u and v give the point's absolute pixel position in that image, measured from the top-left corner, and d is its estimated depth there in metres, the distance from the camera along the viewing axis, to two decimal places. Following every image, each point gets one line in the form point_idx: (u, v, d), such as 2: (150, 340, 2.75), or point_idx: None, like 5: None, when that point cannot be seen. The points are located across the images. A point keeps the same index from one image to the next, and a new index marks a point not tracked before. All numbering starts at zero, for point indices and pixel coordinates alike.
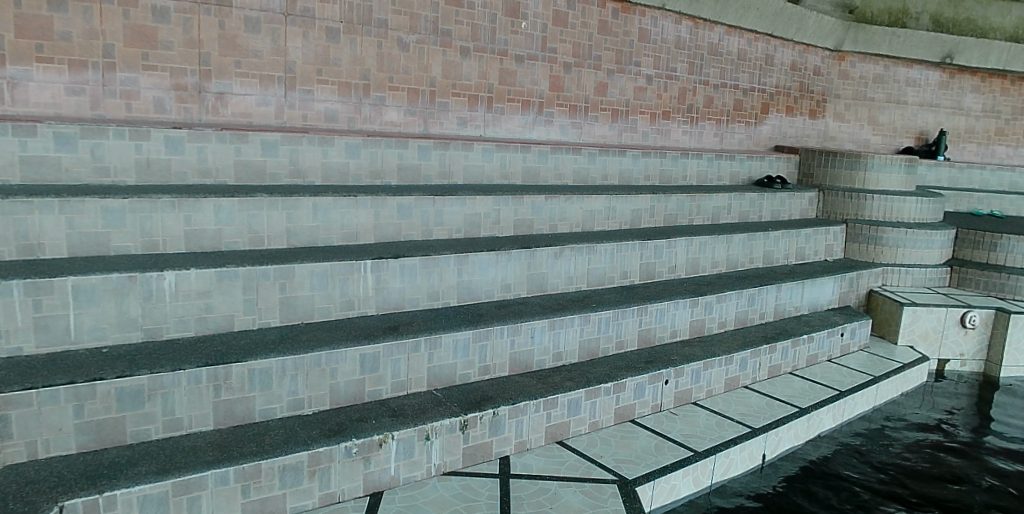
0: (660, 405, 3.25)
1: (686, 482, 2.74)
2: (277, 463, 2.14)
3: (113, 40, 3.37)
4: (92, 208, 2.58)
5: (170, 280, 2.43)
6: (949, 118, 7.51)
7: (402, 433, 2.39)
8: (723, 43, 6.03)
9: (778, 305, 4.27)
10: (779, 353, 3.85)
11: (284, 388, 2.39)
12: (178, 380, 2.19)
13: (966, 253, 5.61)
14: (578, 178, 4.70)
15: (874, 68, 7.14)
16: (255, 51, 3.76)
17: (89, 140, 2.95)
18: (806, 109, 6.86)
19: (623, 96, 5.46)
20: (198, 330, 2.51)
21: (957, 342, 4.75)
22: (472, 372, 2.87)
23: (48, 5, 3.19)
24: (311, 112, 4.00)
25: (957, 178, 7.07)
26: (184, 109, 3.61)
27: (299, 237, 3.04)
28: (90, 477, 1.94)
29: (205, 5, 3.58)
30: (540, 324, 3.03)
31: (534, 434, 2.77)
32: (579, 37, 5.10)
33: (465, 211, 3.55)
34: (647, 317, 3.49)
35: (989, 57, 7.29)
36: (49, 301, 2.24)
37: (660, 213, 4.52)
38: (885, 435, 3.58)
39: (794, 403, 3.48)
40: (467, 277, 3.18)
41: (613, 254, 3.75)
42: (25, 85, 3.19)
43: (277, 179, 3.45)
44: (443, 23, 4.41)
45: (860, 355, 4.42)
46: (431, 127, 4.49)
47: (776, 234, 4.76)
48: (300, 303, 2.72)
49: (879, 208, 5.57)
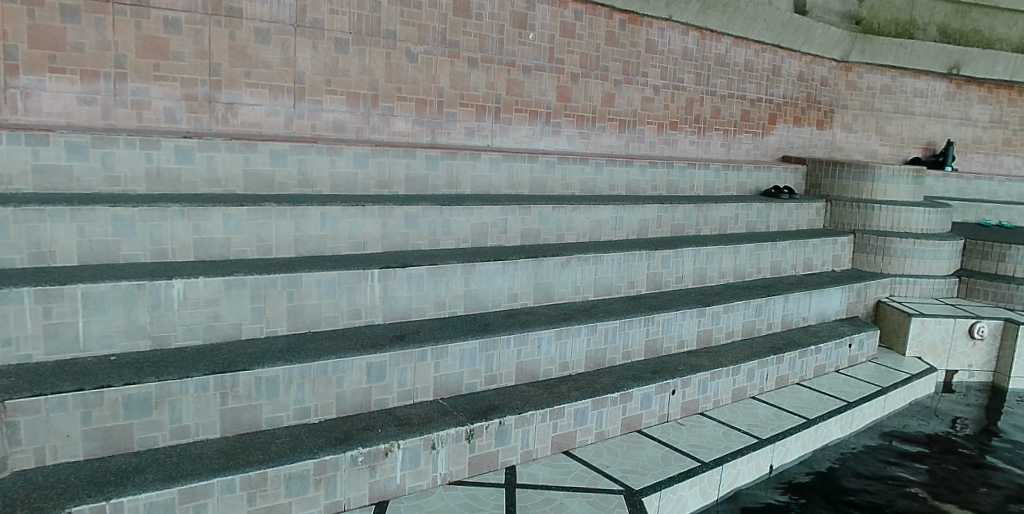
0: (667, 415, 3.23)
1: (692, 493, 2.71)
2: (283, 471, 2.14)
3: (125, 51, 3.41)
4: (103, 216, 2.60)
5: (178, 288, 2.45)
6: (956, 128, 7.48)
7: (408, 441, 2.39)
8: (730, 54, 6.04)
9: (786, 315, 4.25)
10: (786, 364, 3.83)
11: (290, 396, 2.39)
12: (185, 387, 2.20)
13: (974, 264, 5.59)
14: (585, 188, 4.71)
15: (881, 78, 7.13)
16: (265, 62, 3.80)
17: (100, 149, 2.98)
18: (813, 119, 6.86)
19: (630, 106, 5.47)
20: (206, 338, 2.52)
21: (964, 353, 4.72)
22: (479, 382, 2.86)
23: (61, 16, 3.24)
24: (319, 122, 4.03)
25: (965, 188, 7.02)
26: (194, 119, 3.64)
27: (307, 246, 3.05)
28: (97, 485, 1.94)
29: (216, 16, 3.61)
30: (546, 334, 3.03)
31: (540, 444, 2.76)
32: (586, 48, 5.11)
33: (472, 220, 3.55)
34: (653, 327, 3.48)
35: (995, 68, 7.29)
36: (59, 308, 2.26)
37: (667, 223, 4.51)
38: (897, 443, 3.60)
39: (801, 414, 3.46)
40: (475, 286, 3.18)
41: (620, 264, 3.75)
42: (39, 94, 3.24)
43: (285, 189, 3.48)
44: (451, 34, 4.44)
45: (869, 366, 4.38)
46: (439, 137, 4.52)
47: (784, 245, 4.74)
48: (307, 312, 2.73)
49: (888, 219, 5.54)
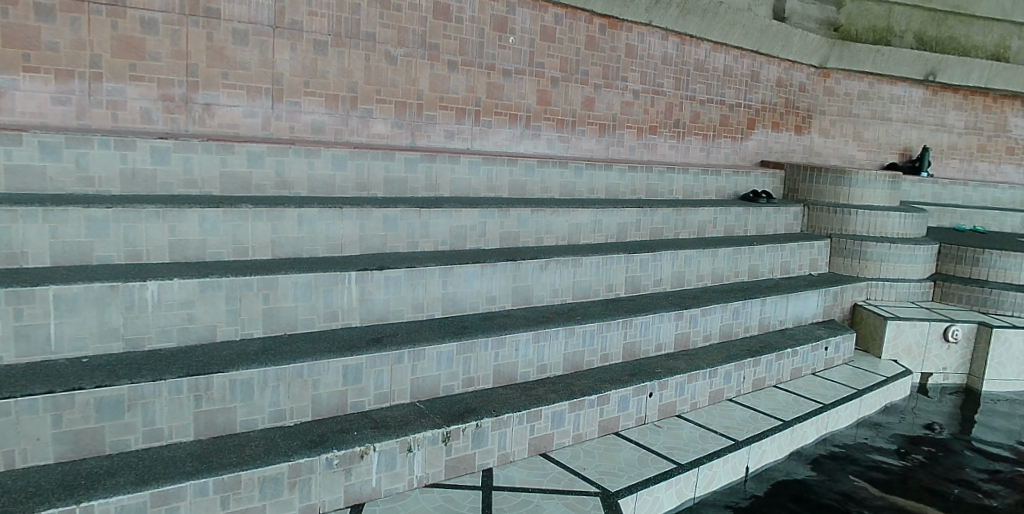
0: (644, 417, 3.26)
1: (668, 495, 2.73)
2: (256, 474, 2.13)
3: (101, 51, 3.38)
4: (76, 217, 2.58)
5: (152, 290, 2.44)
6: (932, 134, 7.61)
7: (384, 444, 2.39)
8: (710, 59, 6.10)
9: (763, 318, 4.30)
10: (763, 366, 3.87)
11: (266, 398, 2.38)
12: (159, 390, 2.18)
13: (949, 268, 5.67)
14: (565, 191, 4.73)
15: (859, 85, 7.24)
16: (243, 63, 3.78)
17: (74, 149, 2.95)
18: (792, 124, 6.94)
19: (611, 110, 5.51)
20: (180, 340, 2.51)
21: (938, 356, 4.80)
22: (457, 384, 2.87)
23: (35, 16, 3.20)
24: (297, 124, 4.02)
25: (940, 194, 7.16)
26: (171, 119, 3.62)
27: (284, 248, 3.04)
28: (67, 489, 1.92)
29: (194, 16, 3.59)
30: (524, 337, 3.05)
31: (517, 446, 2.78)
32: (567, 51, 5.15)
33: (451, 223, 3.56)
34: (631, 329, 3.51)
35: (971, 75, 7.43)
36: (29, 310, 2.23)
37: (646, 227, 4.55)
38: (874, 443, 3.67)
39: (777, 416, 3.50)
40: (453, 289, 3.19)
41: (599, 267, 3.77)
42: (12, 93, 3.20)
43: (263, 190, 3.46)
44: (431, 37, 4.45)
45: (844, 369, 4.45)
46: (418, 139, 4.52)
47: (761, 249, 4.80)
48: (283, 314, 2.72)
49: (864, 223, 5.62)
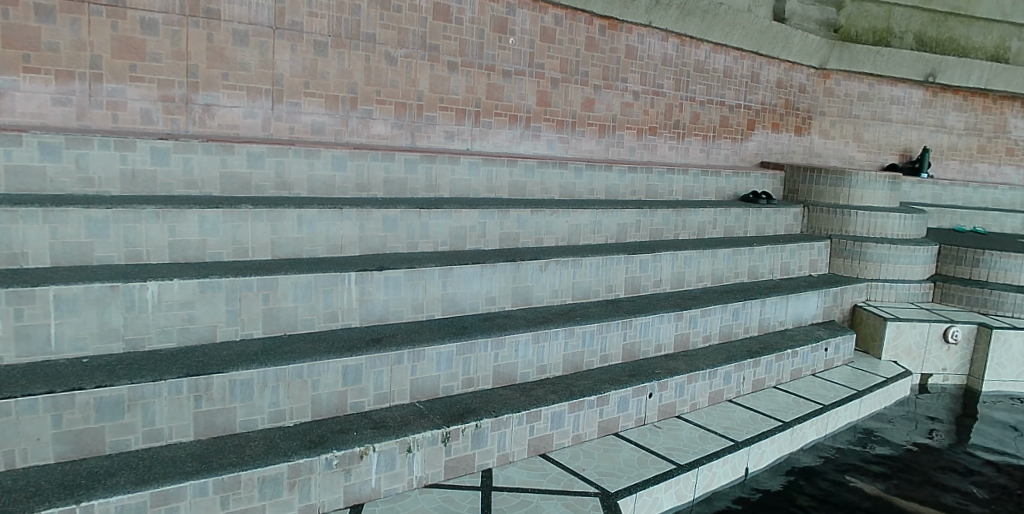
0: (644, 418, 3.26)
1: (667, 495, 2.73)
2: (255, 474, 2.13)
3: (101, 52, 3.38)
4: (76, 217, 2.59)
5: (152, 291, 2.44)
6: (932, 135, 7.61)
7: (383, 445, 2.39)
8: (709, 60, 6.11)
9: (763, 318, 4.30)
10: (763, 367, 3.87)
11: (266, 399, 2.39)
12: (159, 390, 2.19)
13: (949, 269, 5.66)
14: (564, 192, 4.73)
15: (859, 86, 7.24)
16: (243, 63, 3.79)
17: (74, 150, 2.96)
18: (792, 125, 6.95)
19: (610, 111, 5.52)
20: (180, 340, 2.51)
21: (938, 357, 4.80)
22: (456, 385, 2.87)
23: (35, 16, 3.21)
24: (297, 125, 4.02)
25: (940, 195, 7.16)
26: (171, 120, 3.62)
27: (284, 248, 3.05)
28: (67, 488, 1.92)
29: (194, 17, 3.60)
30: (523, 338, 3.05)
31: (517, 446, 2.78)
32: (567, 52, 5.15)
33: (451, 223, 3.56)
34: (631, 330, 3.51)
35: (971, 76, 7.43)
36: (30, 310, 2.23)
37: (646, 228, 4.55)
38: (874, 444, 3.68)
39: (777, 417, 3.50)
40: (453, 290, 3.19)
41: (599, 268, 3.78)
42: (12, 94, 3.20)
43: (263, 191, 3.47)
44: (431, 38, 4.45)
45: (844, 370, 4.45)
46: (418, 140, 4.52)
47: (761, 250, 4.80)
48: (283, 314, 2.73)
49: (864, 224, 5.62)
